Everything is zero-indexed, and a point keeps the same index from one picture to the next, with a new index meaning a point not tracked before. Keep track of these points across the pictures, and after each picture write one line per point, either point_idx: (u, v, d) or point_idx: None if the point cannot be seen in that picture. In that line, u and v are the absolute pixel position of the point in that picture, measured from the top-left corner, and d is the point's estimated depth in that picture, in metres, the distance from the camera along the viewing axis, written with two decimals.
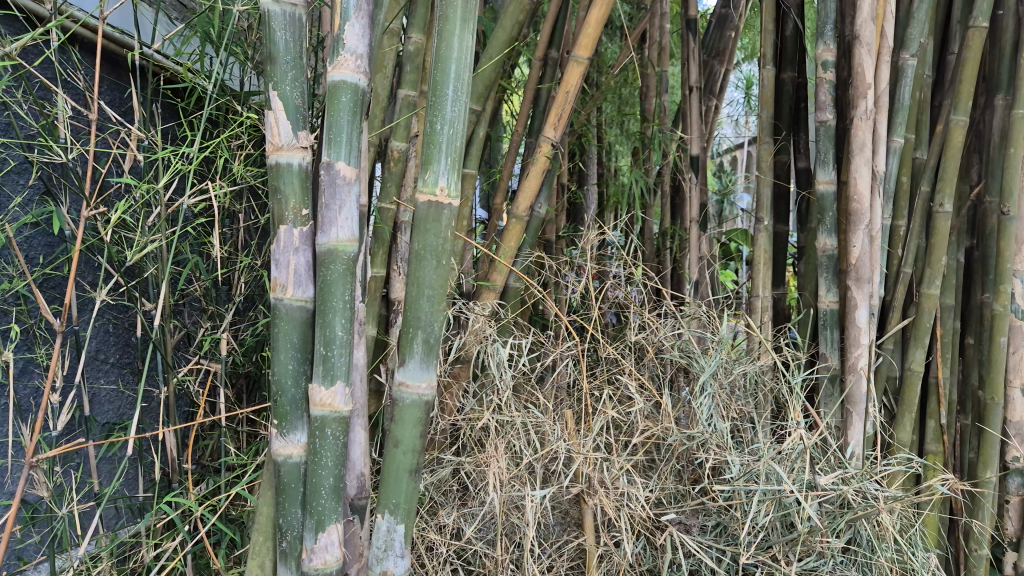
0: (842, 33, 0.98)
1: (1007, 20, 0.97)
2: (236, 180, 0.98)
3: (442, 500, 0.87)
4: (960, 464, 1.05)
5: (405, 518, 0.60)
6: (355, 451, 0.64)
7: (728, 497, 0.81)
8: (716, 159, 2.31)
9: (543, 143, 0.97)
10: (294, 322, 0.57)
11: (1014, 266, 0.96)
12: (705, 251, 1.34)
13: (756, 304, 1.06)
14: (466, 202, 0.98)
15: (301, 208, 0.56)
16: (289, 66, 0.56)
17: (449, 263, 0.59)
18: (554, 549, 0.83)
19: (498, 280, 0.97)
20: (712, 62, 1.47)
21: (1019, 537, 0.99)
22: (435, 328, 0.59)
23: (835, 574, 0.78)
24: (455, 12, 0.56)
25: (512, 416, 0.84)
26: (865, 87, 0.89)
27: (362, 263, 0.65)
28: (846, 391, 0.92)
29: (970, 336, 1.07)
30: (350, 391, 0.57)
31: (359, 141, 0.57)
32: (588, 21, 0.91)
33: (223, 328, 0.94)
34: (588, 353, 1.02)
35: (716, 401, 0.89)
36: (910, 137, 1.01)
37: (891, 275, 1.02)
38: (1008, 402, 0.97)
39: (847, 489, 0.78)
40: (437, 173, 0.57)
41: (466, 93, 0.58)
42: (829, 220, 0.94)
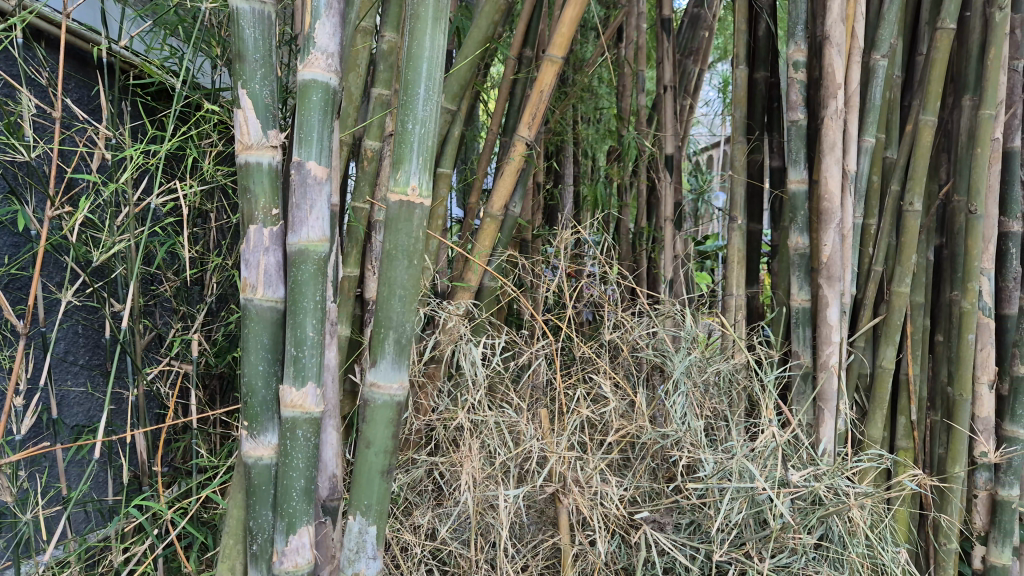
0: (813, 33, 0.99)
1: (975, 21, 0.99)
2: (207, 179, 0.97)
3: (417, 500, 0.87)
4: (930, 460, 1.07)
5: (378, 519, 0.60)
6: (328, 452, 0.63)
7: (701, 494, 0.82)
8: (692, 159, 2.32)
9: (518, 142, 0.97)
10: (265, 323, 0.56)
11: (982, 264, 0.97)
12: (680, 250, 1.35)
13: (730, 303, 1.07)
14: (440, 201, 0.98)
15: (271, 208, 0.56)
16: (258, 64, 0.55)
17: (420, 263, 0.59)
18: (529, 548, 0.83)
19: (472, 280, 0.97)
20: (687, 61, 1.48)
21: (987, 532, 1.00)
22: (407, 328, 0.58)
23: (808, 570, 0.78)
24: (427, 11, 0.55)
25: (485, 416, 0.84)
26: (835, 87, 0.90)
27: (334, 263, 0.65)
28: (818, 389, 0.93)
29: (939, 334, 1.08)
30: (321, 392, 0.57)
31: (331, 140, 0.57)
32: (562, 20, 0.91)
33: (194, 328, 0.93)
34: (563, 352, 1.02)
35: (689, 399, 0.89)
36: (881, 137, 1.02)
37: (862, 273, 1.04)
38: (976, 398, 0.99)
39: (819, 485, 0.79)
40: (409, 172, 0.57)
41: (438, 92, 0.57)
42: (801, 219, 0.95)
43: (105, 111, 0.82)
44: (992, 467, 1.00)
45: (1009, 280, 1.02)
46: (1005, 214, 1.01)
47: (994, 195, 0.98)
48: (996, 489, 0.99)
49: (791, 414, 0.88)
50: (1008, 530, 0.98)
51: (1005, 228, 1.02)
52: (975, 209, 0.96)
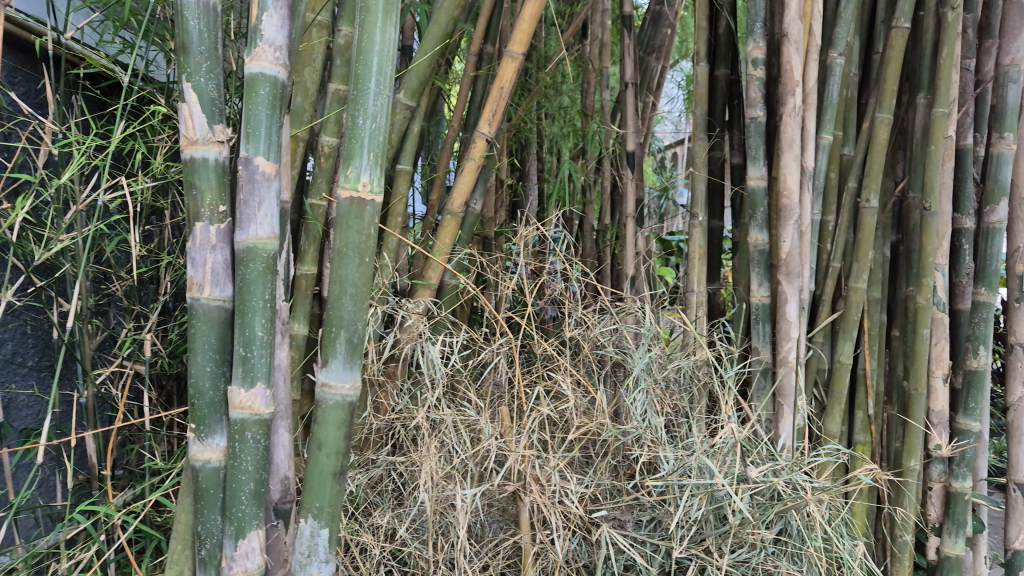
0: (771, 31, 1.00)
1: (928, 21, 1.00)
2: (160, 175, 0.95)
3: (377, 501, 0.87)
4: (887, 453, 1.08)
5: (330, 522, 0.59)
6: (280, 454, 0.62)
7: (661, 491, 0.82)
8: (657, 156, 2.33)
9: (478, 139, 0.96)
10: (212, 323, 0.55)
11: (936, 260, 0.99)
12: (642, 247, 1.35)
13: (690, 299, 1.08)
14: (399, 198, 0.97)
15: (218, 205, 0.54)
16: (203, 56, 0.54)
17: (373, 261, 0.58)
18: (490, 547, 0.83)
19: (432, 278, 0.96)
20: (649, 59, 1.48)
21: (942, 523, 1.02)
22: (359, 327, 0.57)
23: (767, 565, 0.79)
24: (377, 4, 0.54)
25: (442, 415, 0.83)
26: (793, 84, 0.91)
27: (286, 261, 0.63)
28: (776, 384, 0.94)
29: (896, 329, 1.09)
30: (271, 393, 0.56)
31: (280, 136, 0.56)
32: (522, 16, 0.91)
33: (147, 328, 0.91)
34: (524, 350, 1.01)
35: (650, 396, 0.90)
36: (838, 135, 1.03)
37: (820, 270, 1.05)
38: (931, 392, 1.00)
39: (777, 481, 0.79)
40: (359, 168, 0.56)
41: (389, 87, 0.56)
42: (759, 216, 0.95)
43: (51, 105, 0.80)
44: (946, 460, 1.01)
45: (962, 276, 1.04)
46: (959, 211, 1.03)
47: (947, 192, 1.00)
48: (950, 481, 1.01)
49: (749, 411, 0.88)
50: (962, 521, 0.99)
51: (958, 225, 1.03)
52: (929, 206, 0.97)
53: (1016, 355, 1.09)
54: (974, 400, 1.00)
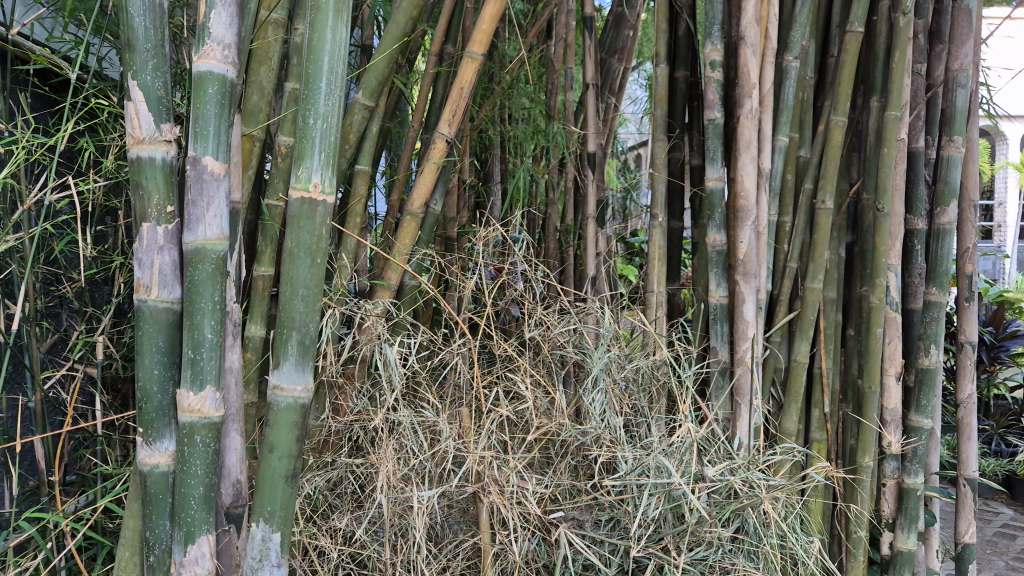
0: (729, 33, 1.01)
1: (881, 25, 1.02)
2: (111, 175, 0.94)
3: (336, 504, 0.86)
4: (842, 450, 1.10)
5: (282, 526, 0.58)
6: (232, 457, 0.61)
7: (620, 490, 0.82)
8: (620, 157, 2.34)
9: (438, 139, 0.96)
10: (159, 325, 0.54)
11: (889, 260, 1.01)
12: (604, 248, 1.35)
13: (650, 300, 1.08)
14: (358, 198, 0.96)
15: (166, 205, 0.54)
16: (150, 54, 0.53)
17: (325, 262, 0.57)
18: (449, 549, 0.83)
19: (392, 279, 0.96)
20: (611, 60, 1.49)
21: (894, 519, 1.04)
22: (311, 328, 0.57)
23: (723, 562, 0.80)
24: (328, 3, 0.54)
25: (400, 416, 0.83)
26: (749, 87, 0.92)
27: (237, 262, 0.63)
28: (733, 383, 0.95)
29: (851, 328, 1.11)
30: (221, 396, 0.55)
31: (230, 135, 0.55)
32: (482, 17, 0.91)
33: (99, 330, 0.89)
34: (484, 350, 1.01)
35: (608, 396, 0.90)
36: (794, 136, 1.04)
37: (777, 270, 1.06)
38: (885, 390, 1.02)
39: (733, 479, 0.80)
40: (311, 169, 0.55)
41: (341, 86, 0.56)
42: (718, 217, 0.96)
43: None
44: (899, 457, 1.03)
45: (914, 276, 1.06)
46: (911, 211, 1.05)
47: (900, 193, 1.02)
48: (902, 477, 1.03)
49: (707, 410, 0.89)
50: (914, 516, 1.01)
51: (910, 226, 1.05)
52: (882, 207, 0.99)
53: (965, 353, 1.12)
54: (926, 397, 1.02)
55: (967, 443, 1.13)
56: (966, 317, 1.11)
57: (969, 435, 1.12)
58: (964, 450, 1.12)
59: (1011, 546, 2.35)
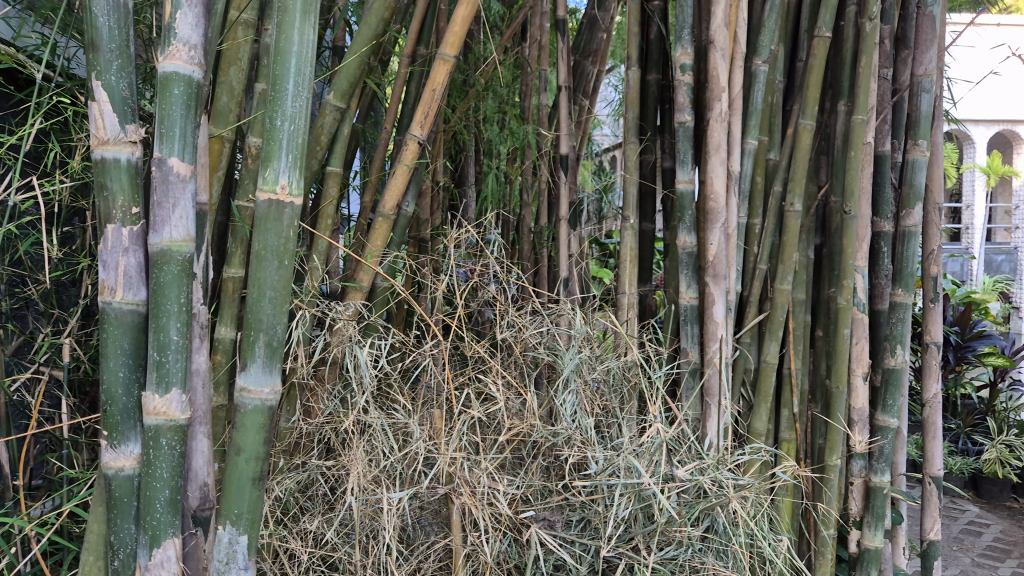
0: (698, 38, 1.02)
1: (848, 31, 1.04)
2: (78, 175, 0.93)
3: (307, 506, 0.86)
4: (811, 450, 1.11)
5: (249, 529, 0.58)
6: (199, 460, 0.60)
7: (591, 490, 0.83)
8: (595, 159, 2.35)
9: (410, 141, 0.95)
10: (124, 327, 0.54)
11: (856, 262, 1.02)
12: (576, 250, 1.36)
13: (621, 301, 1.09)
14: (330, 199, 0.96)
15: (131, 206, 0.54)
16: (114, 54, 0.53)
17: (293, 264, 0.57)
18: (421, 550, 0.83)
19: (364, 280, 0.95)
20: (585, 63, 1.49)
21: (862, 517, 1.05)
22: (278, 331, 0.57)
23: (693, 562, 0.80)
24: (295, 4, 0.54)
25: (370, 417, 0.83)
26: (719, 90, 0.93)
27: (204, 264, 0.62)
28: (703, 384, 0.96)
29: (819, 329, 1.12)
30: (187, 398, 0.55)
31: (196, 136, 0.55)
32: (454, 20, 0.91)
33: (65, 333, 0.89)
34: (456, 352, 1.01)
35: (579, 397, 0.90)
36: (763, 139, 1.05)
37: (747, 272, 1.07)
38: (852, 390, 1.03)
39: (702, 479, 0.81)
40: (278, 170, 0.55)
41: (308, 88, 0.56)
42: (688, 219, 0.97)
43: None
44: (866, 456, 1.05)
45: (881, 277, 1.08)
46: (877, 214, 1.07)
47: (867, 195, 1.03)
48: (869, 476, 1.04)
49: (676, 411, 0.90)
50: (881, 514, 1.03)
51: (877, 228, 1.07)
52: (849, 210, 1.00)
53: (931, 353, 1.14)
54: (892, 397, 1.04)
55: (932, 442, 1.15)
56: (931, 318, 1.13)
57: (934, 433, 1.14)
58: (929, 449, 1.14)
59: (976, 544, 2.39)
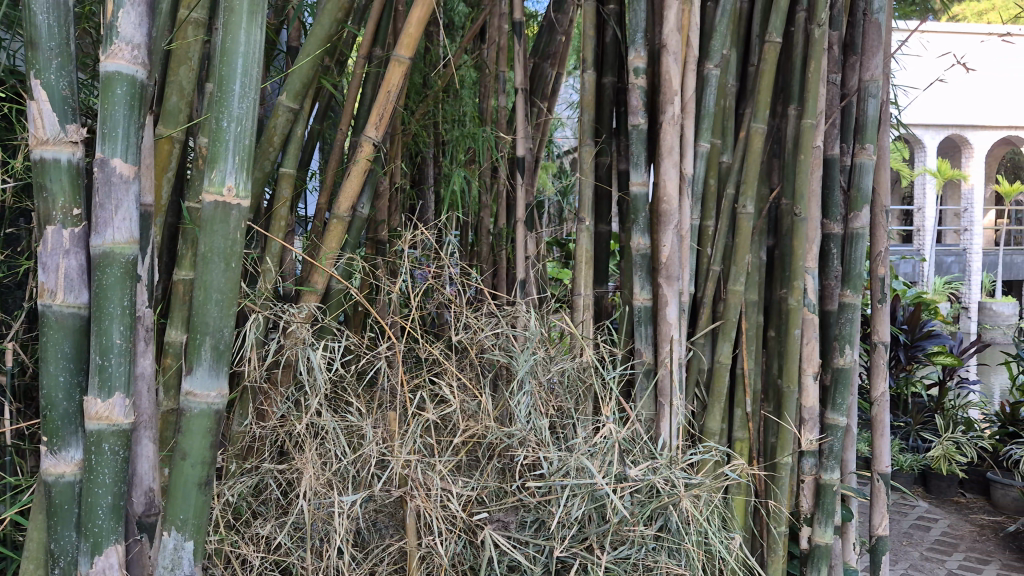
0: (652, 41, 1.03)
1: (797, 36, 1.06)
2: (21, 174, 0.91)
3: (260, 511, 0.86)
4: (763, 449, 1.13)
5: (195, 535, 0.57)
6: (144, 465, 0.59)
7: (545, 491, 0.83)
8: (556, 160, 2.36)
9: (365, 143, 0.95)
10: (66, 331, 0.53)
11: (807, 263, 1.04)
12: (535, 251, 1.36)
13: (578, 302, 1.10)
14: (283, 200, 0.95)
15: (72, 208, 0.53)
16: (54, 53, 0.52)
17: (240, 266, 0.56)
18: (375, 554, 0.83)
19: (319, 283, 0.95)
20: (543, 65, 1.50)
21: (812, 514, 1.07)
22: (225, 334, 0.56)
23: (645, 561, 0.81)
24: (242, 5, 0.54)
25: (323, 420, 0.83)
26: (672, 93, 0.94)
27: (149, 266, 0.61)
28: (656, 384, 0.97)
29: (771, 329, 1.14)
30: (131, 402, 0.54)
31: (140, 135, 0.54)
32: (409, 21, 0.91)
33: (7, 336, 0.87)
34: (411, 354, 1.01)
35: (534, 398, 0.91)
36: (716, 142, 1.06)
37: (701, 273, 1.08)
38: (802, 389, 1.05)
39: (654, 478, 0.82)
40: (224, 172, 0.54)
41: (255, 89, 0.55)
42: (642, 220, 0.98)
43: None
44: (816, 454, 1.07)
45: (832, 279, 1.10)
46: (827, 216, 1.09)
47: (816, 198, 1.05)
48: (819, 473, 1.06)
49: (630, 411, 0.90)
50: (830, 511, 1.05)
51: (826, 230, 1.09)
52: (799, 212, 1.02)
53: (878, 353, 1.16)
54: (840, 396, 1.06)
55: (880, 440, 1.17)
56: (879, 318, 1.16)
57: (882, 432, 1.17)
58: (877, 446, 1.17)
59: (925, 538, 2.44)
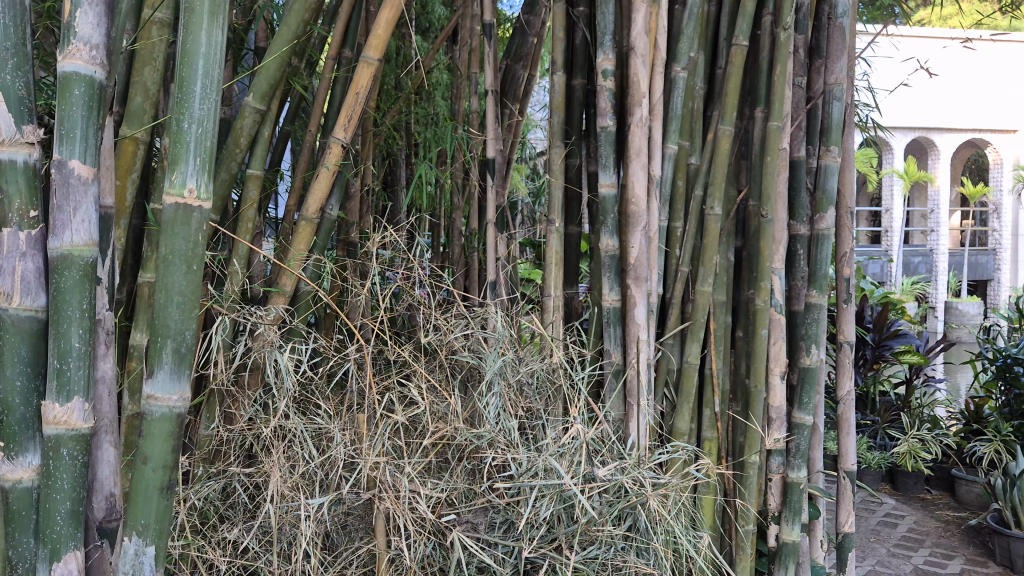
0: (620, 44, 1.04)
1: (764, 39, 1.07)
2: None
3: (226, 515, 0.85)
4: (732, 448, 1.13)
5: (156, 540, 0.57)
6: (104, 470, 0.58)
7: (513, 493, 0.83)
8: (529, 161, 2.36)
9: (333, 144, 0.95)
10: (22, 335, 0.53)
11: (773, 264, 1.05)
12: (506, 253, 1.36)
13: (548, 303, 1.10)
14: (250, 202, 0.94)
15: (29, 210, 0.52)
16: (9, 52, 0.52)
17: (201, 269, 0.56)
18: (344, 557, 0.82)
19: (287, 285, 0.94)
20: (515, 67, 1.50)
21: (780, 511, 1.08)
22: (187, 337, 0.56)
23: (613, 560, 0.82)
24: (203, 5, 0.53)
25: (291, 423, 0.82)
26: (640, 96, 0.95)
27: (109, 269, 0.61)
28: (625, 385, 0.97)
29: (739, 329, 1.15)
30: (90, 407, 0.53)
31: (98, 137, 0.53)
32: (377, 22, 0.90)
33: None
34: (380, 356, 1.01)
35: (503, 400, 0.91)
36: (684, 144, 1.07)
37: (669, 275, 1.09)
38: (770, 389, 1.06)
39: (622, 478, 0.82)
40: (185, 174, 0.54)
41: (216, 91, 0.55)
42: (610, 222, 0.98)
43: None
44: (783, 452, 1.08)
45: (799, 279, 1.11)
46: (794, 218, 1.10)
47: (783, 199, 1.06)
48: (787, 472, 1.07)
49: (599, 412, 0.91)
50: (797, 509, 1.07)
51: (793, 231, 1.11)
52: (766, 213, 1.03)
53: (845, 353, 1.18)
54: (807, 395, 1.08)
55: (846, 438, 1.19)
56: (845, 318, 1.17)
57: (848, 430, 1.19)
58: (844, 444, 1.18)
59: (891, 535, 2.48)
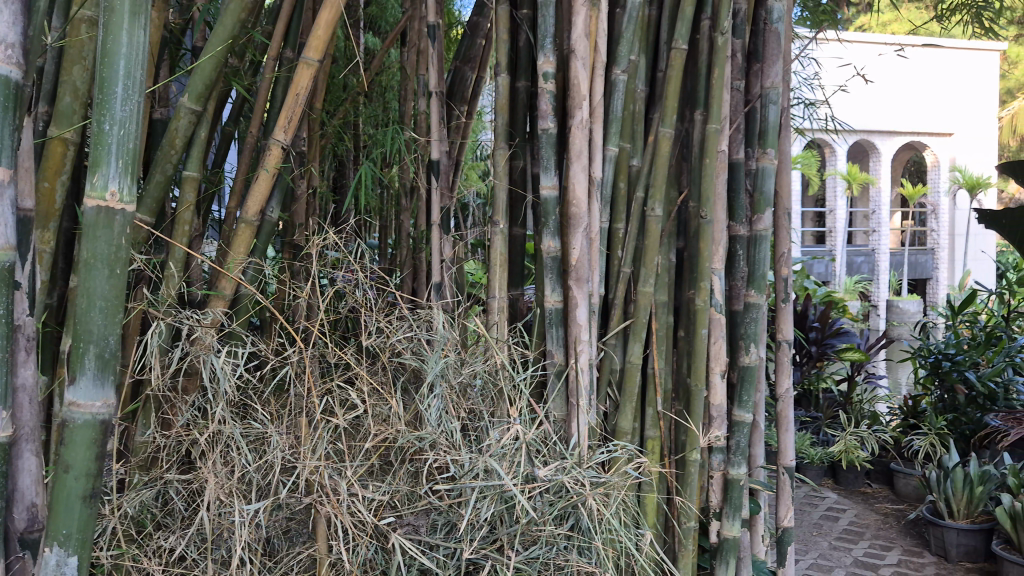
0: (560, 47, 1.04)
1: (702, 43, 1.09)
2: None
3: (162, 523, 0.84)
4: (674, 446, 1.15)
5: (79, 549, 0.56)
6: (25, 480, 0.57)
7: (455, 494, 0.83)
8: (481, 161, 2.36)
9: (273, 145, 0.94)
10: None
11: (713, 264, 1.06)
12: (453, 255, 1.36)
13: (492, 304, 1.11)
14: (186, 204, 0.93)
15: None
16: None
17: (125, 273, 0.55)
18: (284, 562, 0.82)
19: (227, 288, 0.93)
20: (464, 69, 1.50)
21: (721, 508, 1.10)
22: (111, 342, 0.55)
23: (555, 559, 0.82)
24: (123, 5, 0.53)
25: (227, 429, 0.81)
26: (580, 99, 0.96)
27: (31, 274, 0.59)
28: (567, 385, 0.98)
29: (681, 329, 1.16)
30: (8, 414, 0.52)
31: (16, 137, 0.52)
32: (316, 22, 0.89)
33: None
34: (322, 359, 1.00)
35: (445, 402, 0.91)
36: (625, 146, 1.08)
37: (612, 275, 1.10)
38: (710, 387, 1.08)
39: (562, 478, 0.82)
40: (107, 176, 0.53)
41: (139, 92, 0.54)
42: (551, 223, 0.99)
43: None
44: (724, 450, 1.10)
45: (737, 279, 1.13)
46: (733, 219, 1.12)
47: (721, 200, 1.08)
48: (726, 469, 1.09)
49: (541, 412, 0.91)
50: (737, 505, 1.09)
51: (732, 232, 1.12)
52: (705, 215, 1.05)
53: (783, 351, 1.20)
54: (746, 393, 1.10)
55: (785, 435, 1.21)
56: (784, 318, 1.20)
57: (787, 426, 1.21)
58: (783, 441, 1.21)
59: (834, 528, 2.53)
